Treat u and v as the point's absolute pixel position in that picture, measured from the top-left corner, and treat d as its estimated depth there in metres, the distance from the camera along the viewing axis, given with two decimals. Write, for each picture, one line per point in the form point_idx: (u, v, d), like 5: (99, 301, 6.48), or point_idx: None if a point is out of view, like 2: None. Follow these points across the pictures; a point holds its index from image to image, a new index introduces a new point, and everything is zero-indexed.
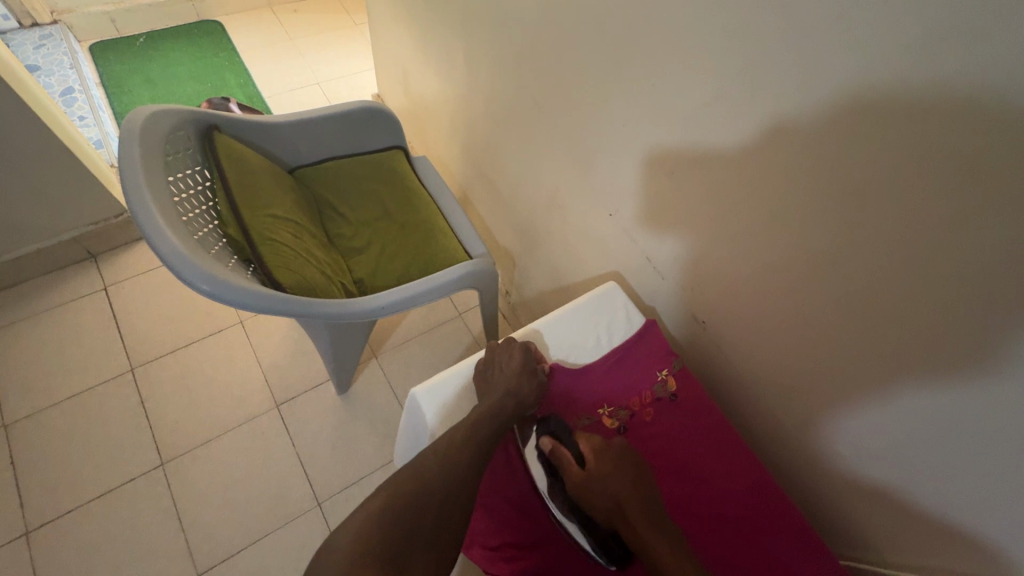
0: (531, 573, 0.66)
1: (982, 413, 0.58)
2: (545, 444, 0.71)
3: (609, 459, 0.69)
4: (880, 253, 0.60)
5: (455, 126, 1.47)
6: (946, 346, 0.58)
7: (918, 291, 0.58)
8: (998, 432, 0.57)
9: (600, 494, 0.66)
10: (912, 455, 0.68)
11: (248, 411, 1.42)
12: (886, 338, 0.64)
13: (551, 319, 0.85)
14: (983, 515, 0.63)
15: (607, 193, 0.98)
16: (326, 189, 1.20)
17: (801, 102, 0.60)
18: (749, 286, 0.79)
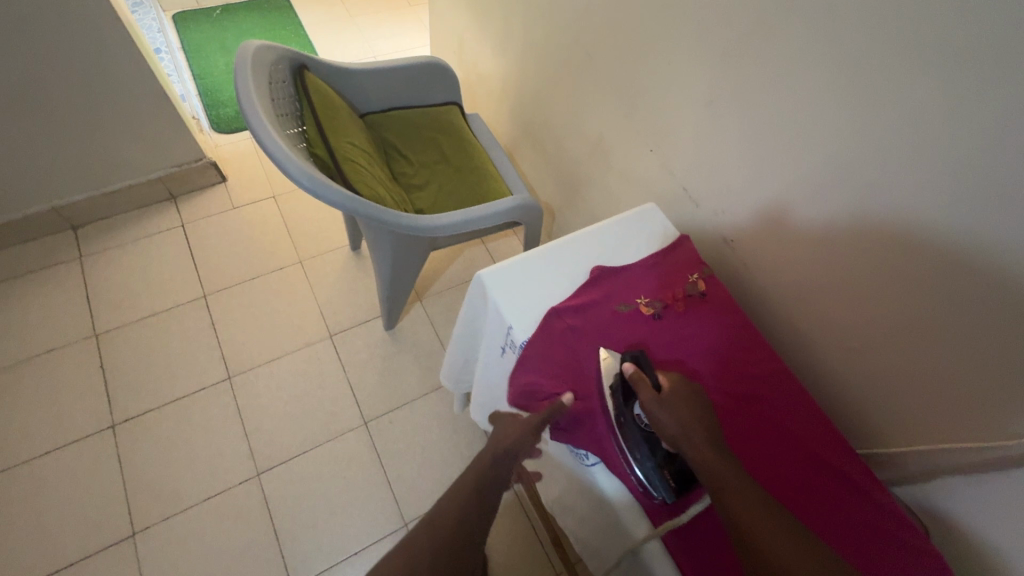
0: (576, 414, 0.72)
1: (977, 300, 0.66)
2: (625, 369, 0.69)
3: (685, 394, 0.67)
4: (890, 153, 0.70)
5: (505, 88, 1.60)
6: (943, 237, 0.67)
7: (921, 186, 0.67)
8: (990, 320, 0.65)
9: (666, 421, 0.63)
10: (932, 383, 0.75)
11: (306, 338, 1.57)
12: (894, 236, 0.73)
13: (594, 229, 0.89)
14: (978, 401, 0.70)
15: (649, 132, 1.09)
16: (391, 133, 1.34)
17: (831, 20, 0.70)
18: (775, 205, 0.89)
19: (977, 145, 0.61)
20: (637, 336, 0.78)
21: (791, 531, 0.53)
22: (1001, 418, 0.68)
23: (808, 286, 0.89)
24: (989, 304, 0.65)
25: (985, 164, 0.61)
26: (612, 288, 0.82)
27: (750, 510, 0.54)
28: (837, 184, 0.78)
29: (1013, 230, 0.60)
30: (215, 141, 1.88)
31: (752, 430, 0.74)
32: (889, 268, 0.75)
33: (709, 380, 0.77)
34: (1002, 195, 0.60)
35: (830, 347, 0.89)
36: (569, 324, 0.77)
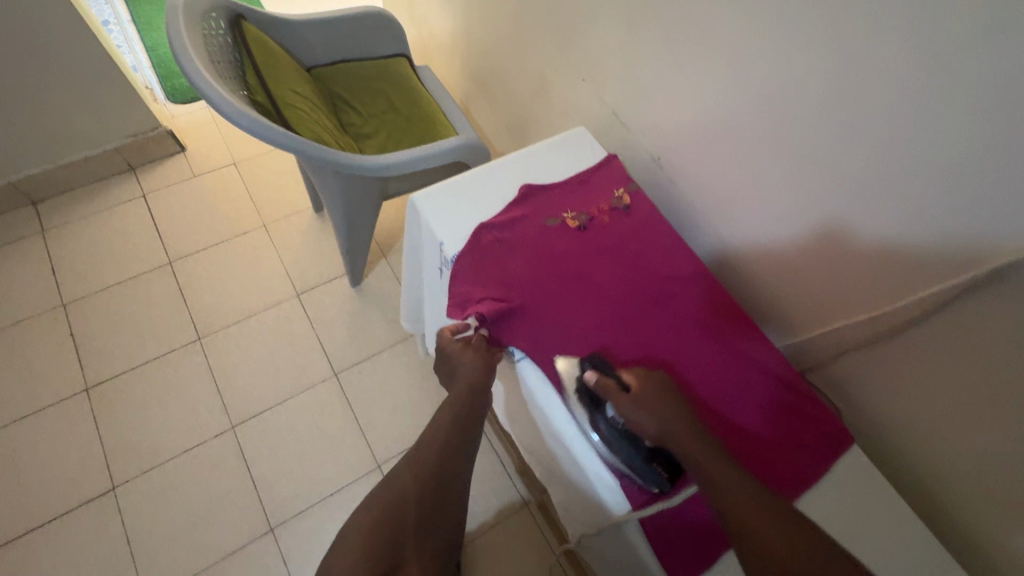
0: (509, 310, 0.76)
1: (872, 181, 0.71)
2: (587, 377, 0.68)
3: (653, 387, 0.66)
4: (793, 49, 0.73)
5: (454, 38, 1.61)
6: (841, 126, 0.71)
7: (820, 78, 0.71)
8: (882, 198, 0.70)
9: (644, 421, 0.64)
10: (836, 268, 0.80)
11: (273, 299, 1.60)
12: (799, 131, 0.77)
13: (526, 151, 0.92)
14: (871, 278, 0.76)
15: (584, 63, 1.11)
16: (338, 86, 1.35)
17: None
18: (698, 120, 0.92)
19: (874, 31, 0.64)
20: (564, 246, 0.82)
21: (777, 516, 0.55)
22: (890, 288, 0.74)
23: (730, 194, 0.93)
24: (881, 182, 0.69)
25: (884, 49, 0.63)
26: (538, 205, 0.85)
27: (736, 501, 0.56)
28: (913, 207, 0.67)
29: (897, 107, 0.64)
30: (171, 112, 1.88)
31: (670, 321, 0.79)
32: (803, 163, 0.79)
33: (633, 279, 0.81)
34: (906, 77, 0.63)
35: (754, 253, 0.93)
36: (498, 236, 0.81)
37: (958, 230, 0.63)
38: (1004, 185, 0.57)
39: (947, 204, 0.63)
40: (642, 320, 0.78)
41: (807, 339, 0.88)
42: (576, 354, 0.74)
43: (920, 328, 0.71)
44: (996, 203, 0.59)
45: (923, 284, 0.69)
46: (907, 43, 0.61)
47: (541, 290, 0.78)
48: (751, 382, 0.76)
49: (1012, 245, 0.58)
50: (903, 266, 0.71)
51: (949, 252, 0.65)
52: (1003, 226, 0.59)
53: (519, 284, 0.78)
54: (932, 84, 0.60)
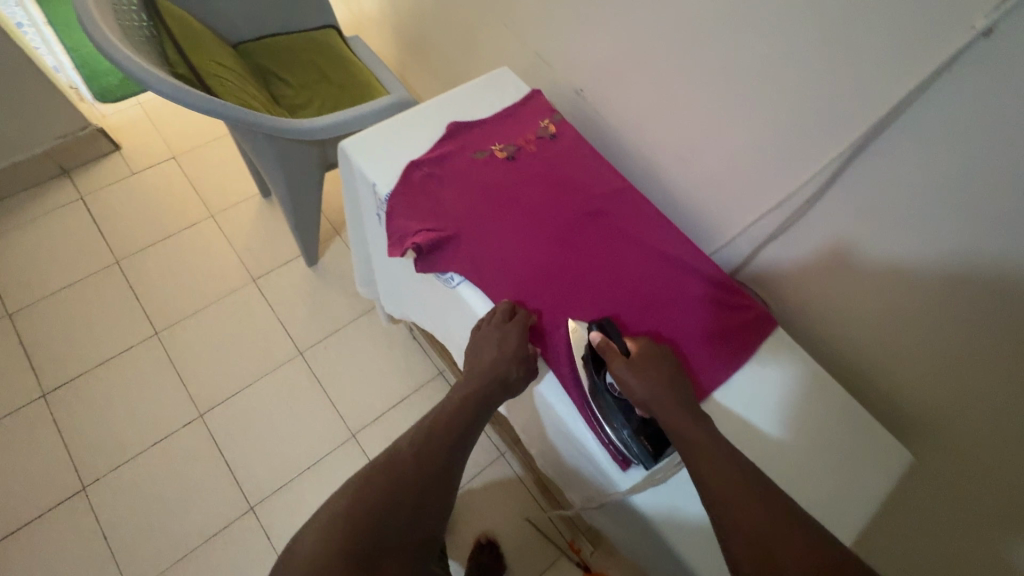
0: (444, 238, 0.78)
1: (773, 65, 0.75)
2: (593, 337, 0.71)
3: (652, 360, 0.69)
4: None
5: (382, 7, 1.60)
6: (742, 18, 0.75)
7: None
8: (784, 79, 0.74)
9: (636, 386, 0.66)
10: (750, 165, 0.85)
11: (229, 286, 1.59)
12: (704, 33, 0.80)
13: (450, 94, 0.95)
14: (781, 164, 0.80)
15: (504, 9, 1.13)
16: (266, 60, 1.34)
17: None
18: (613, 47, 0.95)
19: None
20: (493, 176, 0.85)
21: (758, 494, 0.56)
22: (801, 167, 0.78)
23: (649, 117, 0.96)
24: (781, 64, 0.73)
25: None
26: (466, 140, 0.88)
27: (719, 471, 0.57)
28: (919, 215, 0.67)
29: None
30: (99, 111, 1.82)
31: (599, 233, 0.83)
32: (706, 70, 0.83)
33: (561, 196, 0.85)
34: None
35: (677, 169, 0.96)
36: (428, 171, 0.83)
37: (846, 97, 0.69)
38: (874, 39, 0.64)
39: (834, 76, 0.69)
40: (573, 233, 0.82)
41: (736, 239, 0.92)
42: (512, 271, 0.77)
43: (823, 202, 0.77)
44: (878, 58, 0.64)
45: (818, 159, 0.75)
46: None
47: (474, 216, 0.81)
48: (687, 287, 0.80)
49: (893, 98, 0.64)
50: (812, 144, 0.75)
51: (848, 116, 0.70)
52: (880, 83, 0.65)
53: (451, 212, 0.81)
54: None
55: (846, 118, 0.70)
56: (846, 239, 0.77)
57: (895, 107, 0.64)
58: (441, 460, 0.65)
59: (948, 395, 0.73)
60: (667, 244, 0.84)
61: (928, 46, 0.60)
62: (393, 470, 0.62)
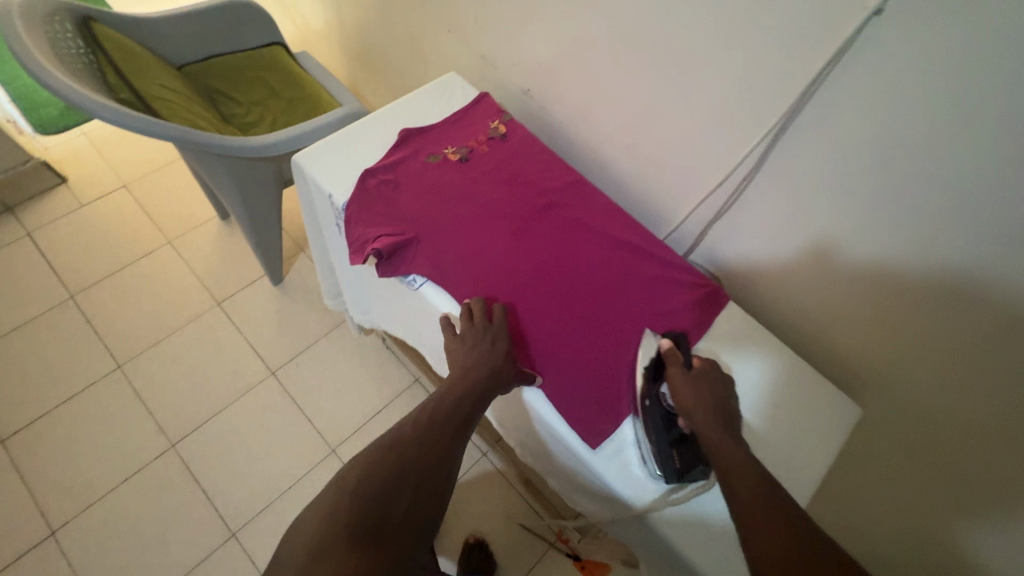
0: (404, 242, 0.79)
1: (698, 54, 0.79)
2: (665, 343, 0.74)
3: (710, 380, 0.68)
4: None
5: (327, 22, 1.61)
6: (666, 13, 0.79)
7: None
8: (710, 67, 0.79)
9: (686, 393, 0.66)
10: (689, 151, 0.89)
11: (192, 312, 1.56)
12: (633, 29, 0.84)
13: (399, 101, 0.96)
14: (717, 148, 0.85)
15: (446, 16, 1.16)
16: (213, 80, 1.33)
17: None
18: (551, 47, 0.99)
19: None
20: (447, 179, 0.87)
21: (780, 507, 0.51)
22: (735, 148, 0.82)
23: (593, 111, 1.00)
24: (706, 53, 0.78)
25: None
26: (418, 145, 0.90)
27: (739, 479, 0.54)
28: (885, 208, 0.70)
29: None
30: (41, 144, 1.76)
31: (555, 226, 0.86)
32: (642, 63, 0.87)
33: (515, 193, 0.88)
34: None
35: (625, 160, 1.00)
36: (382, 178, 0.85)
37: (768, 77, 0.73)
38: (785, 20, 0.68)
39: (756, 58, 0.73)
40: (531, 228, 0.85)
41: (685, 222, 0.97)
42: (473, 269, 0.80)
43: (757, 179, 0.83)
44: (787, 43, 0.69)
45: (752, 138, 0.79)
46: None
47: (433, 219, 0.83)
48: (643, 269, 0.84)
49: (813, 72, 0.69)
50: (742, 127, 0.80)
51: (771, 99, 0.74)
52: (795, 67, 0.70)
53: (411, 217, 0.83)
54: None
55: (773, 95, 0.74)
56: (791, 211, 0.81)
57: (810, 86, 0.70)
58: (442, 451, 0.61)
59: (891, 348, 0.79)
60: (621, 231, 0.88)
61: (835, 20, 0.64)
62: (395, 458, 0.57)
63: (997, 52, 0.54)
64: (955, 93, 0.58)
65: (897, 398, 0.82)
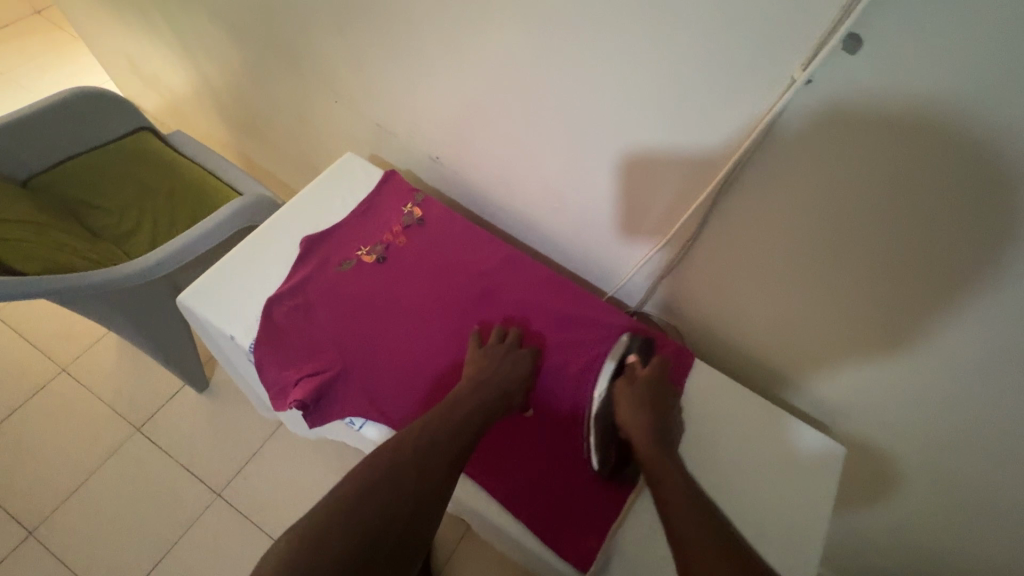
0: (331, 381, 0.69)
1: (608, 122, 0.72)
2: (628, 357, 0.73)
3: (651, 400, 0.67)
4: (492, 34, 0.73)
5: (199, 92, 1.43)
6: (566, 87, 0.72)
7: (526, 52, 0.72)
8: (625, 135, 0.72)
9: (625, 407, 0.67)
10: (622, 212, 0.82)
11: (109, 446, 1.36)
12: (535, 102, 0.77)
13: (294, 201, 0.84)
14: (649, 208, 0.78)
15: (327, 83, 1.04)
16: (71, 188, 1.14)
17: None
18: (448, 112, 0.90)
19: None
20: (367, 287, 0.77)
21: (697, 504, 0.52)
22: (667, 210, 0.76)
23: (511, 174, 0.92)
24: (619, 122, 0.71)
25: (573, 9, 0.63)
26: (325, 253, 0.79)
27: (671, 487, 0.55)
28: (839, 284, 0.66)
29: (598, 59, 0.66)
30: None
31: (497, 314, 0.77)
32: (555, 129, 0.78)
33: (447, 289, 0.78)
34: (600, 29, 0.63)
35: (557, 221, 0.93)
36: (291, 306, 0.73)
37: (690, 148, 0.66)
38: (698, 95, 0.61)
39: (673, 131, 0.66)
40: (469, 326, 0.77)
41: (631, 280, 0.91)
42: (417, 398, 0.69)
43: (705, 237, 0.75)
44: (701, 114, 0.62)
45: (685, 209, 0.73)
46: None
47: (359, 342, 0.72)
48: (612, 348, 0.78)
49: (738, 152, 0.63)
50: (671, 193, 0.73)
51: (697, 168, 0.68)
52: (717, 139, 0.63)
53: (334, 345, 0.72)
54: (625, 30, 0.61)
55: (702, 167, 0.67)
56: (740, 276, 0.76)
57: (736, 162, 0.63)
58: (422, 464, 0.56)
59: (860, 389, 0.74)
60: (574, 303, 0.81)
61: (752, 98, 0.57)
62: (362, 483, 0.53)
63: (929, 133, 0.49)
64: (892, 176, 0.53)
65: (872, 437, 0.79)
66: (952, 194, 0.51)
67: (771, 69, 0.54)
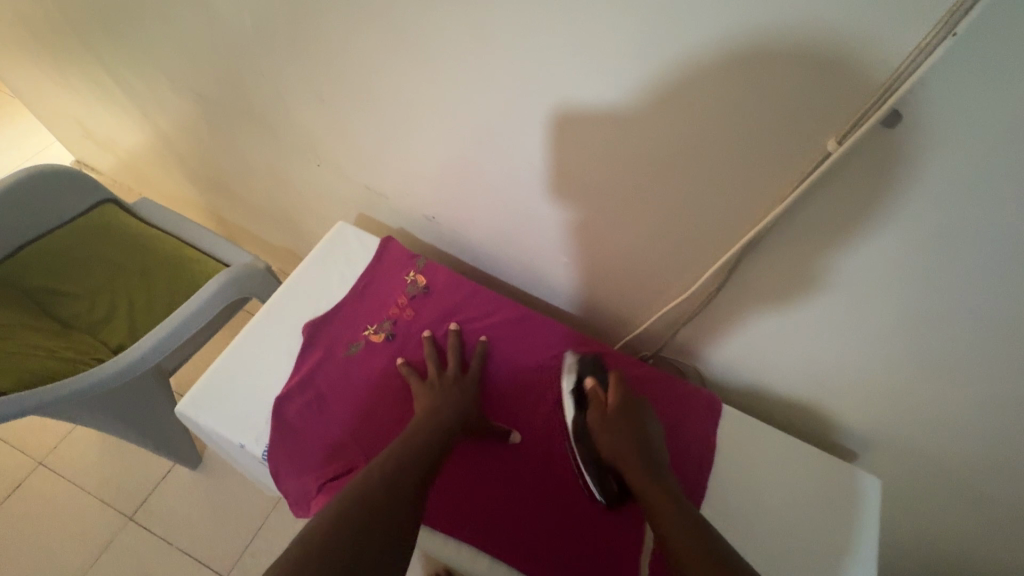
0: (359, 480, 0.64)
1: (619, 186, 0.70)
2: (585, 382, 0.73)
3: (629, 421, 0.66)
4: (496, 112, 0.71)
5: (161, 156, 1.36)
6: (576, 162, 0.71)
7: (532, 126, 0.70)
8: (638, 200, 0.70)
9: (608, 437, 0.66)
10: (635, 268, 0.81)
11: (99, 540, 1.27)
12: (543, 174, 0.75)
13: (290, 282, 0.79)
14: (665, 265, 0.77)
15: (306, 147, 1.00)
16: (32, 275, 1.05)
17: (385, 30, 0.69)
18: (442, 175, 0.87)
19: (556, 58, 0.60)
20: (381, 369, 0.73)
21: (698, 530, 0.53)
22: (684, 267, 0.75)
23: (511, 232, 0.90)
24: (632, 189, 0.69)
25: (581, 77, 0.60)
26: (330, 337, 0.75)
27: (670, 517, 0.56)
28: (875, 330, 0.66)
29: (610, 137, 0.65)
30: None
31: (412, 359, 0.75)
32: (559, 189, 0.76)
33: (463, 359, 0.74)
34: (610, 96, 0.60)
35: (564, 275, 0.92)
36: (303, 404, 0.69)
37: (705, 207, 0.65)
38: (718, 159, 0.59)
39: (683, 188, 0.65)
40: (490, 401, 0.76)
41: (645, 329, 0.90)
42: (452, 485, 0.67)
43: (726, 292, 0.74)
44: (722, 183, 0.62)
45: (704, 266, 0.73)
46: (596, 66, 0.58)
47: (381, 432, 0.68)
48: None
49: (762, 220, 0.62)
50: (690, 251, 0.73)
51: (718, 231, 0.67)
52: (738, 205, 0.63)
53: (355, 440, 0.67)
54: (639, 98, 0.59)
55: (724, 222, 0.66)
56: (767, 322, 0.75)
57: (761, 231, 0.63)
58: (384, 503, 0.53)
59: (890, 420, 0.75)
60: (591, 360, 0.81)
61: (779, 163, 0.56)
62: (335, 535, 0.48)
63: (965, 209, 0.49)
64: (931, 236, 0.53)
65: (908, 465, 0.79)
66: (992, 257, 0.51)
67: (799, 145, 0.54)
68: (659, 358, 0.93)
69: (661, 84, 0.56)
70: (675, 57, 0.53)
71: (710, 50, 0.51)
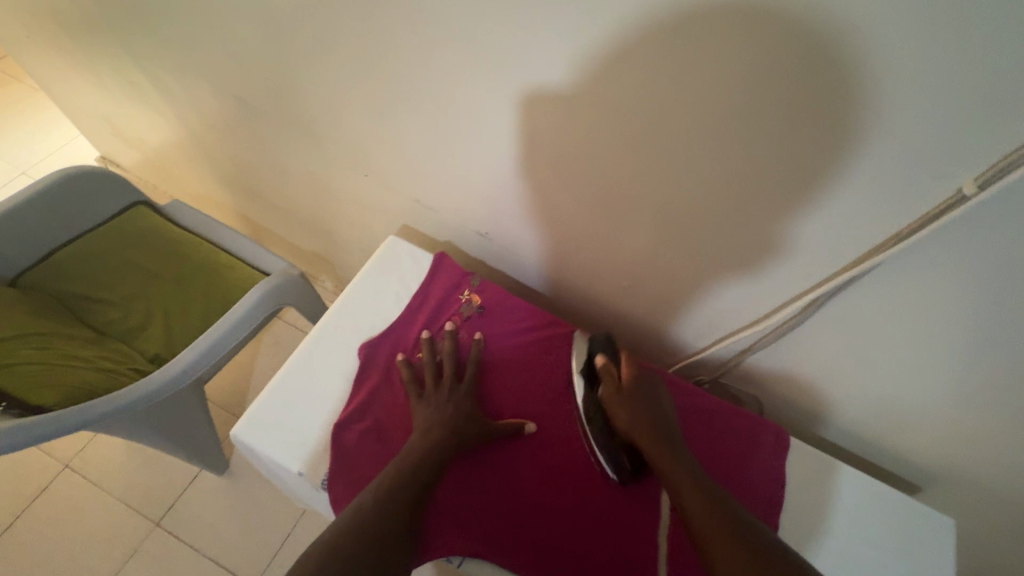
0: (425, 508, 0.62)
1: (696, 222, 0.66)
2: (596, 359, 0.72)
3: (644, 404, 0.66)
4: (566, 142, 0.67)
5: (192, 156, 1.34)
6: (651, 196, 0.67)
7: (606, 159, 0.66)
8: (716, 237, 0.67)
9: (624, 415, 0.66)
10: (701, 297, 0.78)
11: (125, 547, 1.25)
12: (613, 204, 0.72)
13: (344, 301, 0.77)
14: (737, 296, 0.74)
15: (352, 157, 0.97)
16: (67, 281, 1.03)
17: (450, 53, 0.65)
18: (497, 196, 0.84)
19: (646, 95, 0.55)
20: None
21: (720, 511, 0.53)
22: (756, 299, 0.72)
23: (567, 253, 0.86)
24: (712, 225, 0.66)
25: (668, 114, 0.56)
26: (386, 358, 0.73)
27: (690, 497, 0.56)
28: (965, 372, 0.63)
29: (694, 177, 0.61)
30: None
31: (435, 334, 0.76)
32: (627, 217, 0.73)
33: None
34: (699, 133, 0.56)
35: (619, 297, 0.89)
36: (362, 427, 0.67)
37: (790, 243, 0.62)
38: (815, 201, 0.56)
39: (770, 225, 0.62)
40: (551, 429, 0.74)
41: (702, 355, 0.87)
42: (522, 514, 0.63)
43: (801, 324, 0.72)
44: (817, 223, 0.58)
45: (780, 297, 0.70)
46: (687, 104, 0.54)
47: None
48: (694, 431, 0.76)
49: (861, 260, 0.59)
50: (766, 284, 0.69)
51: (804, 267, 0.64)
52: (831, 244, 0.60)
53: None
54: (733, 141, 0.55)
55: (811, 259, 0.63)
56: (843, 356, 0.72)
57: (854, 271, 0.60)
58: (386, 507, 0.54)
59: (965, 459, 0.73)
60: None
61: (890, 208, 0.53)
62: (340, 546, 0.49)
63: None
64: None
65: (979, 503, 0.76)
66: None
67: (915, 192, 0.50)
68: (714, 383, 0.90)
69: (765, 129, 0.52)
70: (784, 106, 0.49)
71: (831, 100, 0.47)
